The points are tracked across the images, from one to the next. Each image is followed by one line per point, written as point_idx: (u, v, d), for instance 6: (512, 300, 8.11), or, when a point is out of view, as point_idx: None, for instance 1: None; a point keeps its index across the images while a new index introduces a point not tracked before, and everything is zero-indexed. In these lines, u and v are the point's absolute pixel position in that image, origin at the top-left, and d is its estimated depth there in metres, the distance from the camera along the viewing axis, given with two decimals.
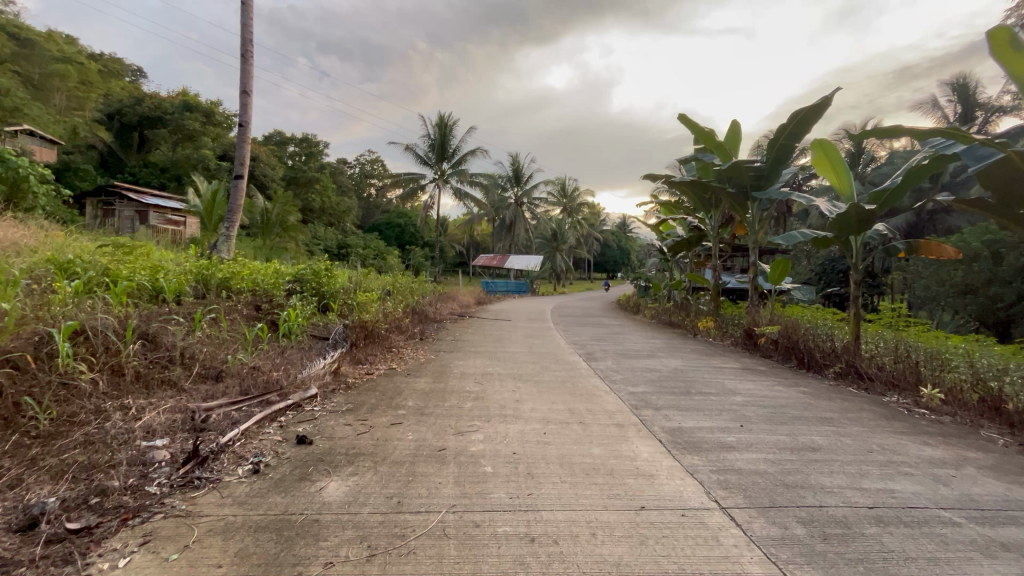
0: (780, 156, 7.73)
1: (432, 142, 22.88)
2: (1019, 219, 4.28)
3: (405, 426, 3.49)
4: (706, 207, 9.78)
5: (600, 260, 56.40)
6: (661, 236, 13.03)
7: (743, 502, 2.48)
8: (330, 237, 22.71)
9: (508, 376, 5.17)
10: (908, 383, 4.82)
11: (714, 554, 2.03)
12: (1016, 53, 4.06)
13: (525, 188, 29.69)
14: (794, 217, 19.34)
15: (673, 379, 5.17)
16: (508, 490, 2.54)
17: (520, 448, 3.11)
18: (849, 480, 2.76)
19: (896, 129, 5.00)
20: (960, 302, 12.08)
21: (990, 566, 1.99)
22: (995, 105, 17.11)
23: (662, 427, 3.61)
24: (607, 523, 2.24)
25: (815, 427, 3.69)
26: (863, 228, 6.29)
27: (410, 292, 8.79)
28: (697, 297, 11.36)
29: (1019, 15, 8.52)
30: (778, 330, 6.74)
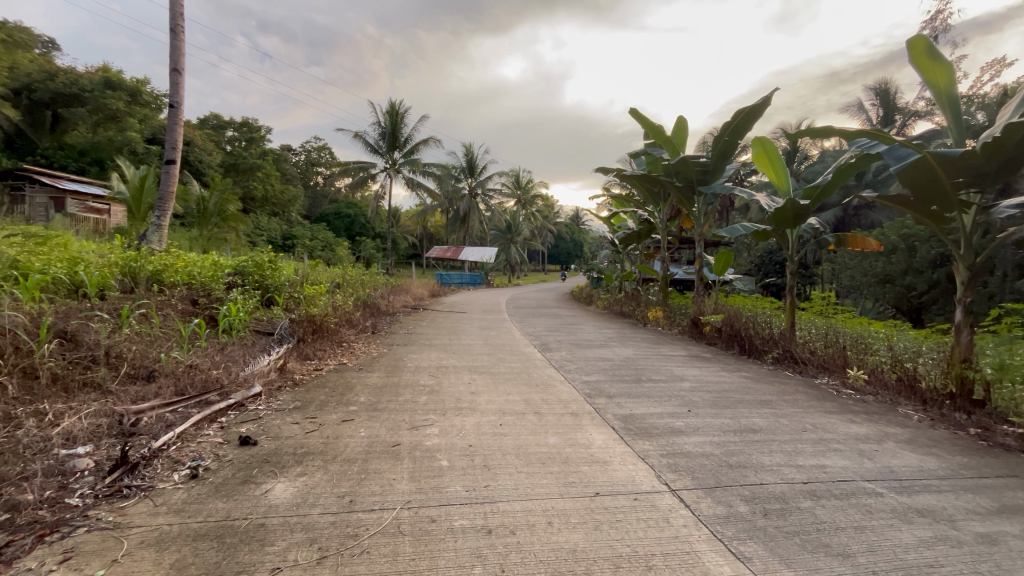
0: (724, 152, 8.06)
1: (382, 130, 22.28)
2: (930, 214, 4.68)
3: (357, 422, 3.38)
4: (656, 201, 10.07)
5: (554, 251, 57.10)
6: (613, 228, 13.32)
7: (691, 483, 2.59)
8: (273, 227, 21.64)
9: (463, 368, 5.14)
10: (837, 365, 5.19)
11: (665, 535, 2.10)
12: (931, 61, 4.42)
13: (479, 179, 29.52)
14: (735, 210, 20.36)
15: (624, 367, 5.32)
16: (464, 483, 2.52)
17: (476, 440, 3.09)
18: (786, 458, 2.94)
19: (827, 129, 5.32)
20: (880, 291, 13.15)
21: (908, 531, 2.18)
22: (911, 110, 18.64)
23: (615, 414, 3.70)
24: (563, 511, 2.27)
25: (756, 410, 3.91)
26: (798, 222, 6.70)
27: (362, 285, 8.52)
28: (647, 288, 11.75)
29: (932, 26, 9.26)
30: (722, 319, 7.09)
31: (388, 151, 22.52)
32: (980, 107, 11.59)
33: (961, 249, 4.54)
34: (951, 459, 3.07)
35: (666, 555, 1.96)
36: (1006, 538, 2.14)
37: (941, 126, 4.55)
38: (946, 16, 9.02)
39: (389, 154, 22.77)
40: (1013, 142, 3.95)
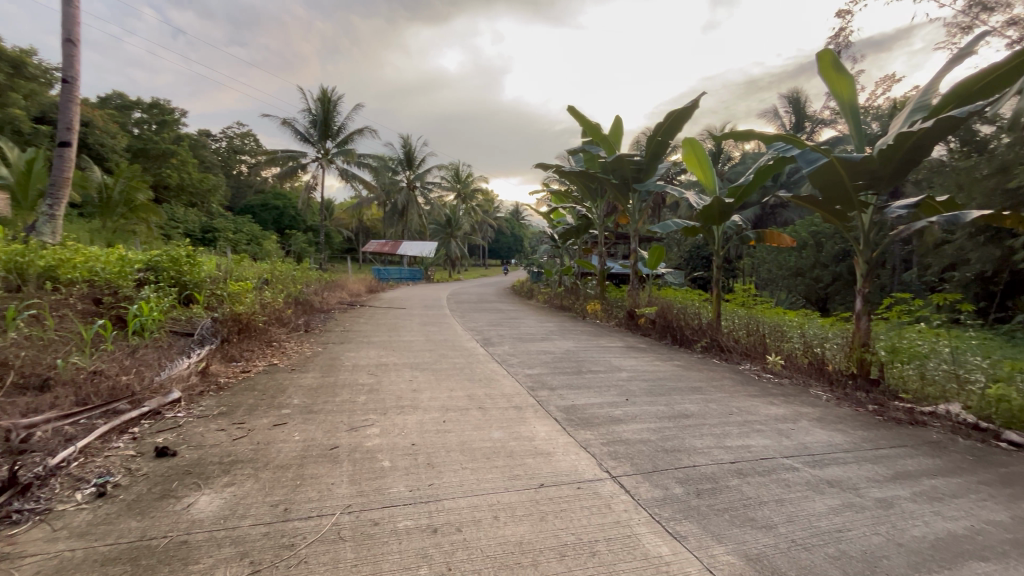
0: (656, 151, 8.41)
1: (313, 118, 21.17)
2: (836, 214, 5.14)
3: (291, 426, 3.20)
4: (593, 197, 10.34)
5: (494, 246, 57.27)
6: (552, 223, 13.53)
7: (630, 469, 2.69)
8: (191, 219, 19.97)
9: (404, 365, 5.01)
10: (757, 352, 5.62)
11: (608, 521, 2.17)
12: (836, 72, 4.85)
13: (418, 172, 28.94)
14: (666, 208, 21.43)
15: (565, 360, 5.44)
16: (408, 483, 2.45)
17: (419, 439, 3.03)
18: (715, 441, 3.14)
19: (748, 132, 5.73)
20: (793, 283, 14.41)
21: (820, 501, 2.40)
22: (819, 118, 20.46)
23: (557, 406, 3.76)
24: (509, 504, 2.28)
25: (688, 396, 4.14)
26: (723, 219, 7.14)
27: (293, 280, 8.07)
28: (585, 282, 12.08)
29: (837, 42, 10.18)
30: (655, 311, 7.44)
31: (320, 140, 21.47)
32: (875, 118, 12.96)
33: (861, 245, 5.06)
34: (855, 433, 3.42)
35: (609, 540, 2.02)
36: (900, 501, 2.41)
37: (845, 133, 5.03)
38: (848, 33, 9.95)
39: (321, 143, 21.71)
40: (903, 150, 4.45)
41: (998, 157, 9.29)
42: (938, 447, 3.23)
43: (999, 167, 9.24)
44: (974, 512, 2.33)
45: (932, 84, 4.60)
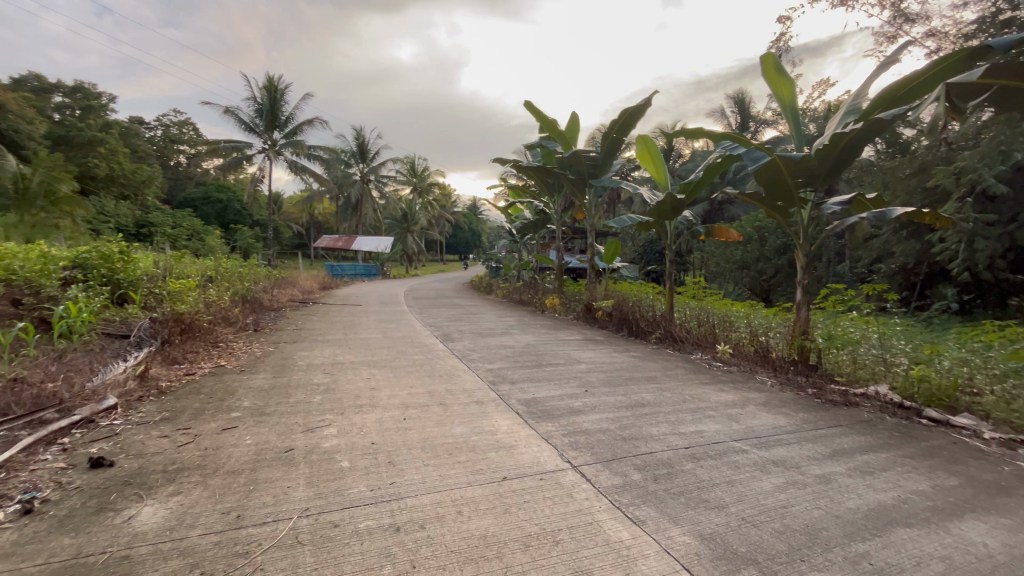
0: (611, 148, 8.58)
1: (258, 107, 20.17)
2: (778, 209, 5.43)
3: (241, 430, 3.05)
4: (551, 192, 10.44)
5: (451, 241, 56.80)
6: (510, 218, 13.57)
7: (591, 458, 2.76)
8: (123, 212, 18.58)
9: (362, 363, 4.89)
10: (708, 342, 5.88)
11: (570, 510, 2.21)
12: (777, 75, 5.12)
13: (372, 165, 28.24)
14: (620, 203, 21.97)
15: (525, 353, 5.48)
16: (368, 483, 2.40)
17: (378, 438, 2.97)
18: (670, 427, 3.26)
19: (698, 131, 5.96)
20: (739, 275, 15.16)
21: (766, 479, 2.55)
22: (761, 119, 21.55)
23: (518, 400, 3.79)
24: (472, 498, 2.28)
25: (644, 386, 4.28)
26: (675, 214, 7.40)
27: (240, 277, 7.69)
28: (543, 276, 12.19)
29: (778, 47, 10.75)
30: (612, 304, 7.63)
31: (266, 130, 20.51)
32: (812, 120, 13.79)
33: (800, 240, 5.38)
34: (797, 415, 3.65)
35: (572, 528, 2.06)
36: (837, 476, 2.61)
37: (785, 133, 5.33)
38: (788, 38, 10.52)
39: (268, 134, 20.75)
40: (837, 150, 4.76)
41: (918, 157, 10.11)
42: (868, 425, 3.51)
43: (919, 167, 10.07)
44: (901, 483, 2.55)
45: (862, 90, 4.94)
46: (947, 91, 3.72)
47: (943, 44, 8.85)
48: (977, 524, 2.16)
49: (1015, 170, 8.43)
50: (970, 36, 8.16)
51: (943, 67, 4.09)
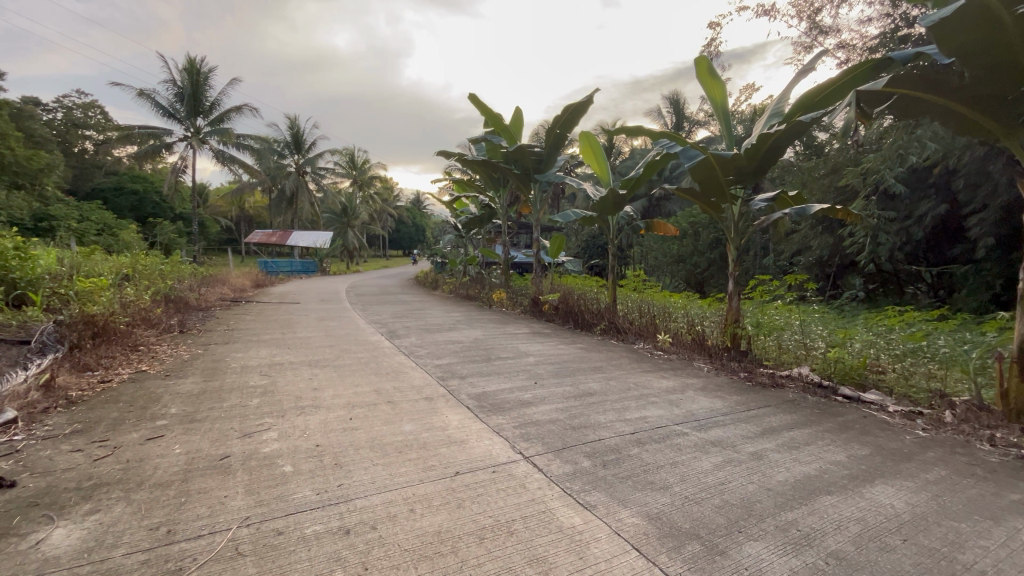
0: (555, 144, 8.69)
1: (178, 90, 18.64)
2: (712, 205, 5.73)
3: (169, 439, 2.82)
4: (496, 186, 10.44)
5: (394, 236, 55.45)
6: (455, 212, 13.44)
7: (542, 448, 2.79)
8: (17, 204, 16.55)
9: (302, 364, 4.66)
10: (649, 331, 6.15)
11: (524, 500, 2.23)
12: (710, 77, 5.39)
13: (308, 156, 26.97)
14: (564, 199, 22.37)
15: (474, 348, 5.46)
16: (313, 486, 2.30)
17: (323, 439, 2.85)
18: (617, 415, 3.37)
19: (638, 129, 6.16)
20: (675, 269, 15.92)
21: (706, 459, 2.70)
22: (695, 119, 22.67)
23: (469, 394, 3.78)
24: (425, 495, 2.24)
25: (591, 376, 4.40)
26: (617, 209, 7.63)
27: (161, 274, 7.07)
28: (489, 271, 12.20)
29: (710, 51, 11.34)
30: (558, 297, 7.77)
31: (188, 116, 19.00)
32: (740, 122, 14.69)
33: (731, 234, 5.74)
34: (731, 398, 3.89)
35: (526, 518, 2.08)
36: (768, 452, 2.81)
37: (717, 133, 5.63)
38: (717, 44, 11.13)
39: (190, 120, 19.23)
40: (763, 149, 5.09)
41: (831, 159, 11.06)
42: (793, 404, 3.81)
43: (832, 168, 11.00)
44: (822, 455, 2.79)
45: (784, 94, 5.31)
46: (858, 97, 4.07)
47: (851, 55, 9.70)
48: (885, 488, 2.41)
49: (911, 172, 9.42)
50: (874, 49, 9.00)
51: (853, 75, 4.47)
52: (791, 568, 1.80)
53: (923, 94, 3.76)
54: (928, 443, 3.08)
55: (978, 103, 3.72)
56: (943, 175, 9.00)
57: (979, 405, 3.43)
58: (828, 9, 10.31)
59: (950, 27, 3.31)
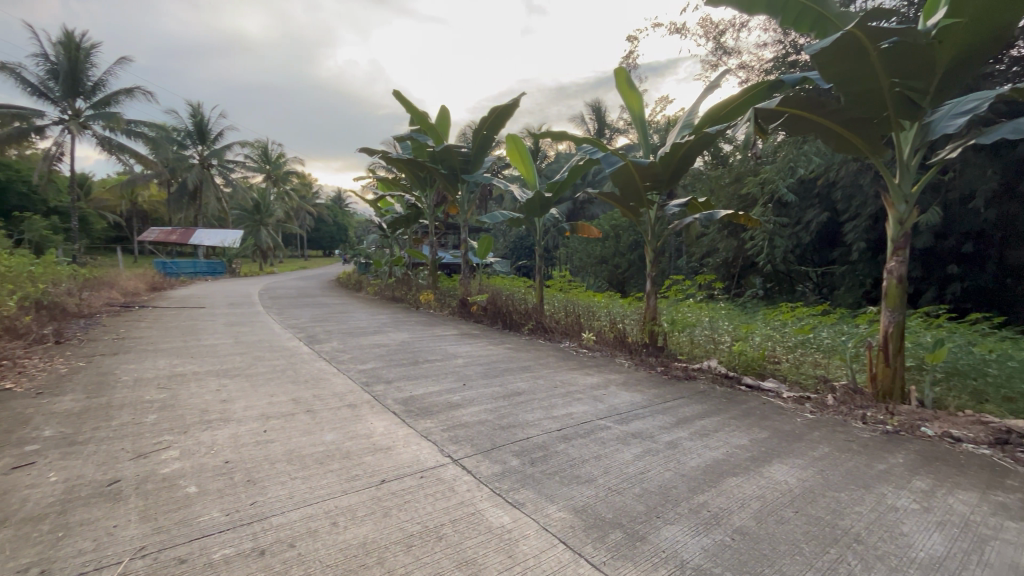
0: (482, 145, 8.70)
1: (52, 67, 16.35)
2: (632, 209, 6.05)
3: (42, 466, 2.45)
4: (422, 186, 10.25)
5: (313, 235, 52.57)
6: (380, 211, 13.04)
7: (470, 450, 2.78)
8: None
9: (208, 374, 4.27)
10: (574, 330, 6.37)
11: (452, 504, 2.20)
12: (628, 88, 5.69)
13: (213, 148, 24.80)
14: (491, 200, 22.49)
15: (400, 351, 5.32)
16: (222, 507, 2.11)
17: (233, 455, 2.63)
18: (545, 413, 3.45)
19: (562, 134, 6.35)
20: (598, 269, 16.61)
21: (627, 450, 2.84)
22: (615, 127, 23.80)
23: (395, 399, 3.68)
24: (348, 507, 2.14)
25: (519, 375, 4.47)
26: (543, 211, 7.81)
27: (32, 277, 6.14)
28: (416, 272, 11.95)
29: (628, 63, 11.97)
30: (486, 298, 7.80)
31: (65, 97, 16.73)
32: (655, 131, 15.66)
33: (648, 237, 6.09)
34: (649, 392, 4.13)
35: (454, 521, 2.06)
36: (682, 440, 3.02)
37: (635, 141, 5.94)
38: (635, 56, 11.80)
39: (68, 101, 16.94)
40: (676, 158, 5.46)
41: (734, 169, 12.12)
42: (703, 394, 4.12)
43: (735, 177, 12.06)
44: (728, 440, 3.04)
45: (694, 107, 5.73)
46: (756, 114, 4.49)
47: (750, 75, 10.71)
48: (781, 466, 2.68)
49: (799, 183, 10.58)
50: (768, 71, 10.00)
51: (751, 94, 4.93)
52: (702, 546, 1.94)
53: (809, 115, 4.24)
54: (814, 423, 3.47)
55: (852, 125, 4.25)
56: (825, 187, 10.19)
57: (854, 388, 3.93)
58: (731, 32, 11.31)
59: (829, 56, 3.77)
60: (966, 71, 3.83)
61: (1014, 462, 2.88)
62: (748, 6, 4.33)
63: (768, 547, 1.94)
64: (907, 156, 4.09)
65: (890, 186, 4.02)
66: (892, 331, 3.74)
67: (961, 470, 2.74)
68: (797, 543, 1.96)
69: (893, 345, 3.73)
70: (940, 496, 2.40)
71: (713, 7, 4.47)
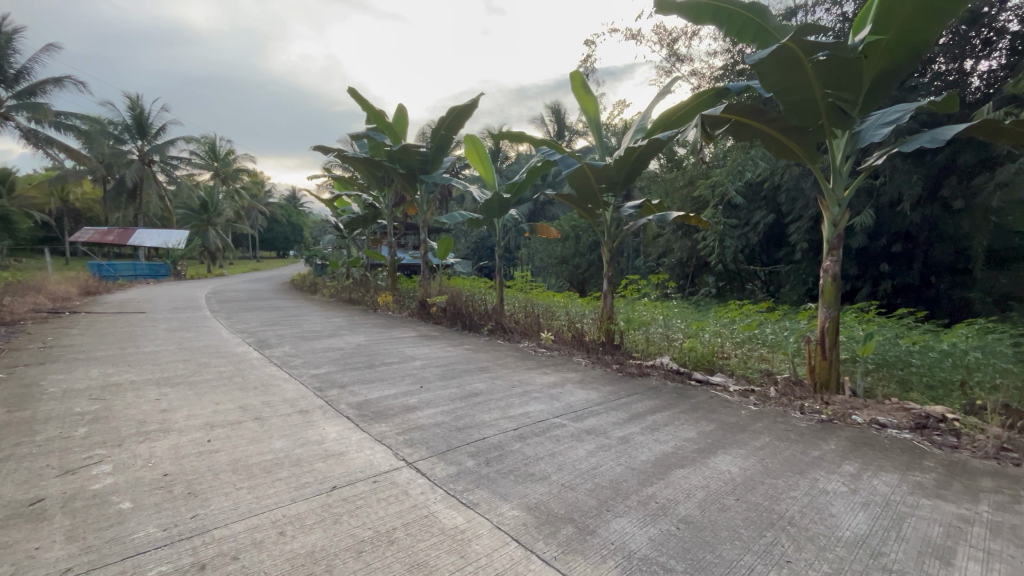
0: (441, 145, 8.64)
1: None
2: (588, 211, 6.18)
3: None
4: (380, 185, 10.08)
5: (266, 236, 50.57)
6: (336, 211, 12.72)
7: (425, 452, 2.76)
8: None
9: (147, 383, 4.03)
10: (533, 330, 6.43)
11: (406, 507, 2.18)
12: (584, 92, 5.81)
13: (155, 143, 23.43)
14: (452, 200, 22.36)
15: (355, 355, 5.21)
16: (159, 522, 2.00)
17: (173, 467, 2.50)
18: (501, 413, 3.46)
19: (520, 135, 6.39)
20: (559, 270, 16.83)
21: (581, 447, 2.90)
22: (574, 129, 24.17)
23: (349, 403, 3.60)
24: (296, 515, 2.08)
25: (477, 376, 4.47)
26: (502, 212, 7.83)
27: None
28: (375, 274, 11.72)
29: (586, 67, 12.19)
30: (446, 299, 7.75)
31: None
32: (613, 134, 16.04)
33: (605, 237, 6.24)
34: (604, 389, 4.24)
35: (407, 524, 2.05)
36: (633, 435, 3.11)
37: (591, 143, 6.07)
38: (592, 60, 12.04)
39: None
40: (630, 161, 5.61)
41: (687, 172, 12.57)
42: (656, 390, 4.26)
43: (688, 180, 12.50)
44: (677, 434, 3.16)
45: (646, 112, 5.92)
46: (704, 120, 4.68)
47: (701, 82, 11.14)
48: (725, 456, 2.82)
49: (747, 186, 11.10)
50: (718, 78, 10.44)
51: (700, 101, 5.13)
52: (649, 536, 2.01)
53: (752, 121, 4.45)
54: (757, 415, 3.66)
55: (791, 132, 4.50)
56: (770, 190, 10.74)
57: (795, 380, 4.17)
58: (683, 40, 11.71)
59: (769, 66, 3.97)
60: (890, 85, 4.14)
61: (932, 444, 3.14)
62: (695, 16, 4.54)
63: (710, 534, 2.03)
64: (840, 162, 4.37)
65: (824, 190, 4.28)
66: (827, 326, 3.99)
67: (885, 454, 2.97)
68: (738, 529, 2.07)
69: (829, 339, 3.98)
70: (865, 478, 2.59)
71: (662, 15, 4.61)
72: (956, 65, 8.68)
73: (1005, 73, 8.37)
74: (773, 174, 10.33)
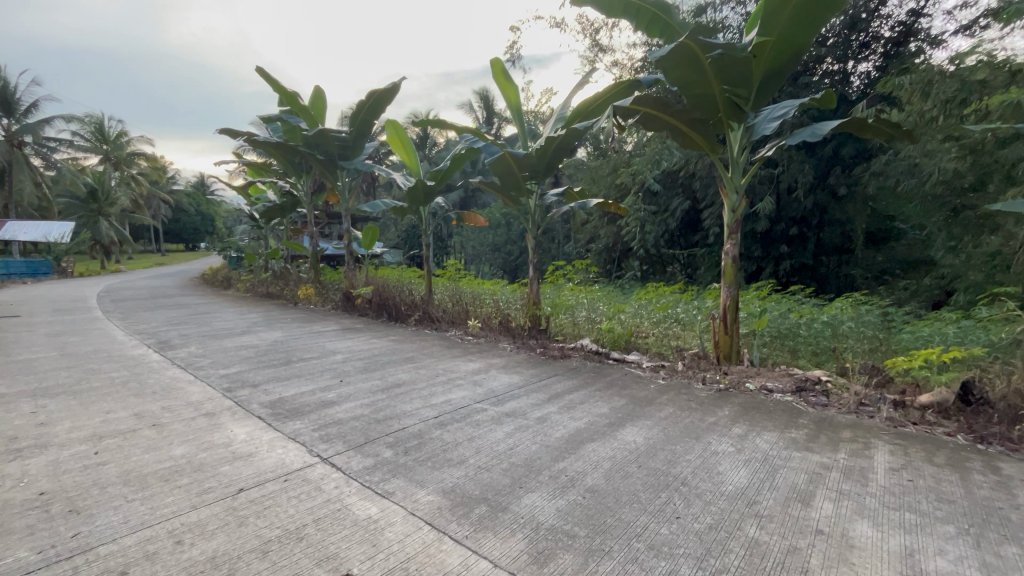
0: (362, 130, 8.30)
1: None
2: (513, 199, 6.25)
3: None
4: (297, 172, 9.52)
5: (172, 227, 46.21)
6: (250, 200, 11.87)
7: (342, 447, 2.73)
8: None
9: (20, 396, 3.58)
10: (461, 319, 6.46)
11: (318, 503, 2.15)
12: (505, 79, 5.84)
13: (26, 122, 20.54)
14: (379, 188, 21.69)
15: (271, 352, 4.97)
16: (31, 545, 1.82)
17: (53, 484, 2.27)
18: (423, 402, 3.48)
19: (442, 122, 6.33)
20: (492, 257, 16.95)
21: (500, 430, 2.99)
22: (503, 116, 24.23)
23: (262, 402, 3.44)
24: (196, 522, 1.98)
25: (401, 367, 4.43)
26: (428, 200, 7.70)
27: None
28: (296, 265, 11.12)
29: (512, 54, 12.23)
30: (371, 291, 7.57)
31: None
32: (540, 122, 16.25)
33: (530, 225, 6.35)
34: (526, 372, 4.38)
35: (318, 520, 2.02)
36: (550, 415, 3.25)
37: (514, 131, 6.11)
38: (518, 47, 12.11)
39: None
40: (551, 149, 5.72)
41: (611, 160, 13.07)
42: (577, 371, 4.48)
43: (611, 168, 13.01)
44: (591, 411, 3.35)
45: (566, 101, 6.05)
46: (617, 111, 4.87)
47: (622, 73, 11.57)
48: (632, 428, 3.03)
49: (665, 174, 11.73)
50: (637, 69, 10.87)
51: (615, 91, 5.32)
52: (557, 507, 2.14)
53: (660, 114, 4.70)
54: (665, 388, 3.97)
55: (695, 124, 4.79)
56: (684, 177, 11.43)
57: (700, 354, 4.54)
58: (605, 30, 12.06)
59: (671, 62, 4.22)
60: (778, 81, 4.51)
61: (808, 404, 3.56)
62: (607, 9, 4.67)
63: (612, 500, 2.19)
64: (737, 153, 4.73)
65: (724, 179, 4.63)
66: (729, 304, 4.35)
67: (769, 415, 3.34)
68: (636, 492, 2.25)
69: (730, 316, 4.36)
70: (750, 438, 2.91)
71: (577, 7, 4.72)
72: (841, 65, 9.61)
73: (879, 74, 9.46)
74: (687, 163, 11.01)
